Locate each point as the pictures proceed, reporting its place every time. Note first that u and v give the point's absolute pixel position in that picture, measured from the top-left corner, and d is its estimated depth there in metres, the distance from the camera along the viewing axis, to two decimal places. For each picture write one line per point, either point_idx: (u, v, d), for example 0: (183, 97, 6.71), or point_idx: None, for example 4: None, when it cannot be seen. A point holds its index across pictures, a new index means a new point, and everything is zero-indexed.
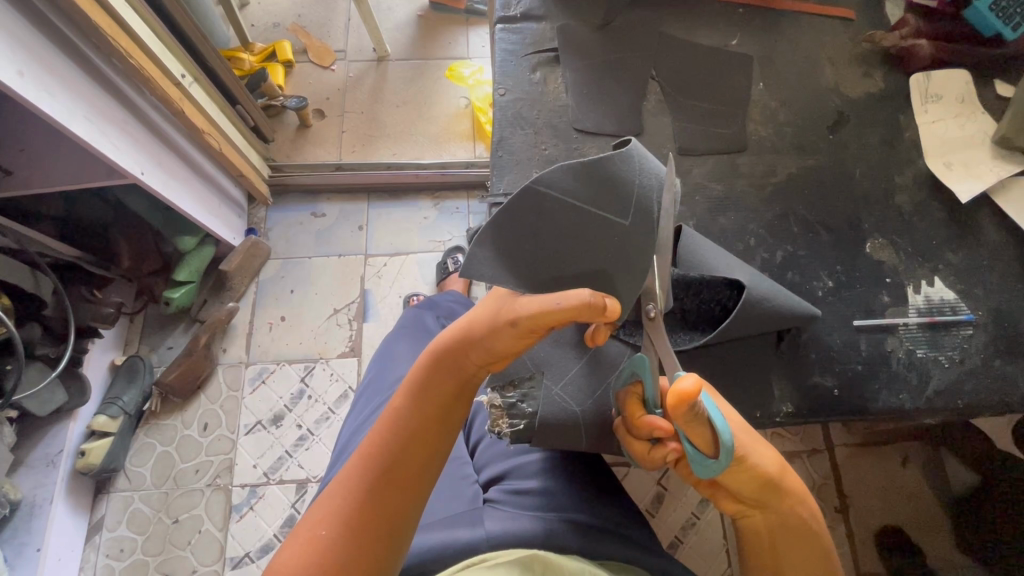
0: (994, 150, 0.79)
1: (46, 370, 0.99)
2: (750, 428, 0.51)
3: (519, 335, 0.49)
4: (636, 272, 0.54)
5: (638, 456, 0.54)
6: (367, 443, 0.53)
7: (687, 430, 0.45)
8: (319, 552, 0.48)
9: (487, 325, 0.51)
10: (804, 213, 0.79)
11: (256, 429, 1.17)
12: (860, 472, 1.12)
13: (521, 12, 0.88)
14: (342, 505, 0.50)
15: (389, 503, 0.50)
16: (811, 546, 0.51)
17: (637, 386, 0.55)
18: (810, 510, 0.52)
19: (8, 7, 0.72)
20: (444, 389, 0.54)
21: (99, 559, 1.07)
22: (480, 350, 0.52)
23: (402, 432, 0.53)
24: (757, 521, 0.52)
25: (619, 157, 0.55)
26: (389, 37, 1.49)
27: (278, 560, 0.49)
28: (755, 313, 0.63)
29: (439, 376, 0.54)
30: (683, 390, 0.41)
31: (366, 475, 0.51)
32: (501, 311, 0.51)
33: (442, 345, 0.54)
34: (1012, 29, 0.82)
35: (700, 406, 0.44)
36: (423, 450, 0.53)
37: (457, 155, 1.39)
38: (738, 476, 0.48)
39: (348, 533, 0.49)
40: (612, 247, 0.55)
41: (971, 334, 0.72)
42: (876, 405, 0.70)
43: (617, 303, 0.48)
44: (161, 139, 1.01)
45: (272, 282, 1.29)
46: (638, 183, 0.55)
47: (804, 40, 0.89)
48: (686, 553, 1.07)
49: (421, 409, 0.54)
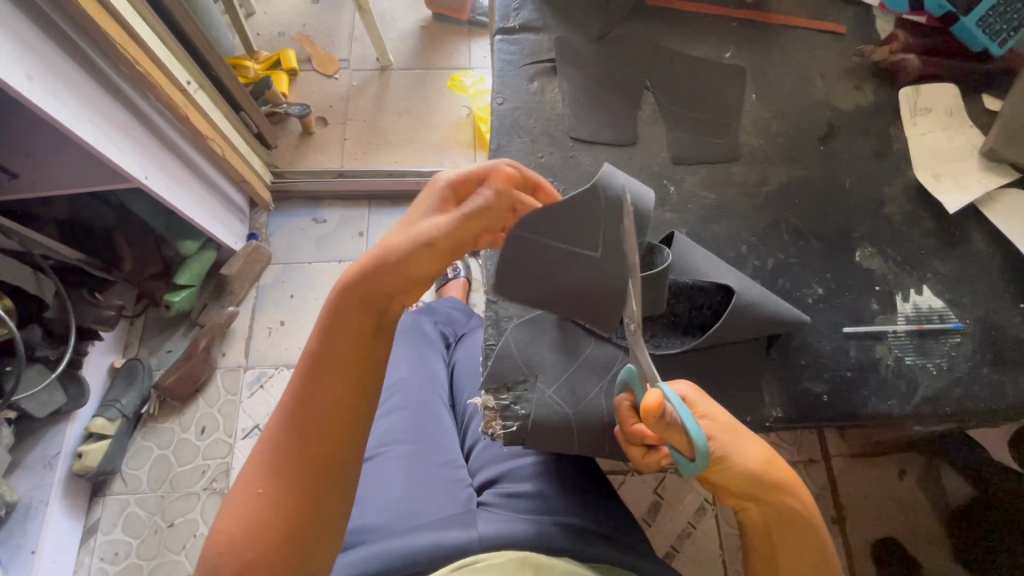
0: (982, 163, 0.80)
1: (45, 371, 1.01)
2: (736, 427, 0.51)
3: (441, 248, 0.55)
4: (613, 297, 0.57)
5: (635, 459, 0.57)
6: (287, 398, 0.53)
7: (664, 434, 0.48)
8: (263, 507, 0.50)
9: (399, 249, 0.54)
10: (795, 222, 0.80)
11: (254, 433, 1.18)
12: (856, 483, 1.13)
13: (520, 23, 0.90)
14: (274, 458, 0.51)
15: (324, 442, 0.52)
16: (807, 533, 0.52)
17: (630, 394, 0.57)
18: (802, 499, 0.52)
19: (17, 13, 0.74)
20: (361, 319, 0.55)
21: (93, 562, 1.07)
22: (394, 274, 0.55)
23: (317, 371, 0.53)
24: (754, 513, 0.53)
25: (582, 194, 0.54)
26: (393, 46, 1.52)
27: (221, 522, 0.50)
28: (745, 317, 0.64)
29: (355, 311, 0.55)
30: (648, 403, 0.45)
31: (293, 421, 0.52)
32: (417, 233, 0.55)
33: (356, 278, 0.55)
34: (998, 45, 0.83)
35: (671, 416, 0.46)
36: (352, 387, 0.54)
37: (457, 163, 1.40)
38: (723, 473, 0.50)
39: (285, 481, 0.51)
40: (590, 277, 0.57)
41: (959, 342, 0.73)
42: (865, 411, 0.71)
43: (504, 167, 0.58)
44: (166, 145, 1.03)
45: (272, 286, 1.31)
46: (604, 220, 0.55)
47: (794, 53, 0.90)
48: (682, 562, 1.07)
49: (338, 343, 0.54)
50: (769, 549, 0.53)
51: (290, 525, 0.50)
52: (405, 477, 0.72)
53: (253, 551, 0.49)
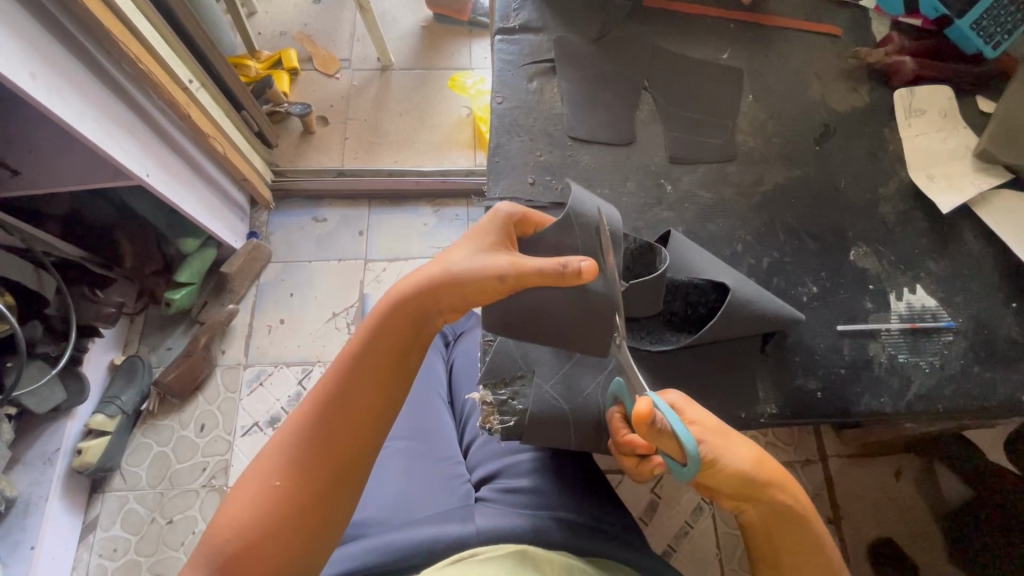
0: (975, 164, 0.81)
1: (46, 368, 1.02)
2: (723, 428, 0.52)
3: (505, 288, 0.56)
4: (601, 324, 0.60)
5: (629, 471, 0.57)
6: (314, 398, 0.56)
7: (656, 443, 0.49)
8: (275, 498, 0.52)
9: (468, 278, 0.55)
10: (790, 221, 0.81)
11: (253, 430, 1.19)
12: (852, 483, 1.14)
13: (520, 24, 0.90)
14: (292, 453, 0.54)
15: (344, 444, 0.55)
16: (803, 527, 0.53)
17: (621, 406, 0.59)
18: (794, 494, 0.53)
19: (24, 12, 0.75)
20: (404, 335, 0.58)
21: (92, 558, 1.08)
22: (454, 296, 0.57)
23: (348, 376, 0.57)
24: (751, 513, 0.54)
25: (557, 224, 0.60)
26: (394, 47, 1.53)
27: (230, 507, 0.52)
28: (741, 315, 0.66)
29: (400, 325, 0.58)
30: (640, 412, 0.46)
31: (317, 419, 0.55)
32: (491, 268, 0.55)
33: (413, 292, 0.57)
34: (992, 48, 0.83)
35: (663, 424, 0.47)
36: (377, 396, 0.57)
37: (457, 163, 1.41)
38: (716, 478, 0.50)
39: (299, 478, 0.53)
40: (579, 308, 0.60)
41: (951, 341, 0.74)
42: (858, 408, 0.71)
43: (593, 263, 0.53)
44: (168, 143, 1.04)
45: (273, 285, 1.31)
46: (581, 245, 0.60)
47: (791, 54, 0.91)
48: (679, 561, 1.08)
49: (376, 353, 0.57)
50: (771, 547, 0.54)
51: (295, 519, 0.52)
52: (404, 473, 0.73)
53: (258, 539, 0.51)
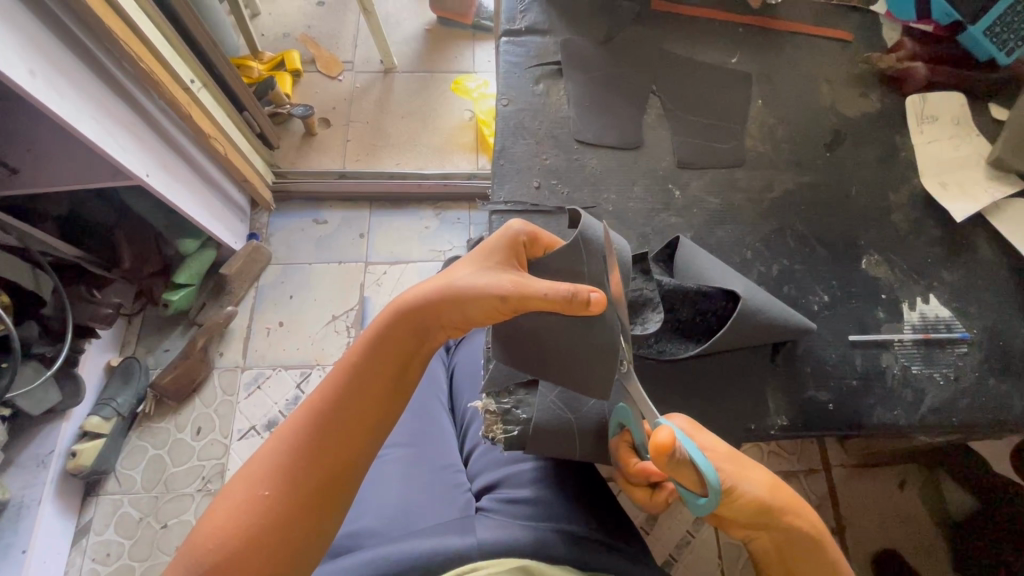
0: (989, 173, 0.80)
1: (41, 369, 1.00)
2: (736, 454, 0.50)
3: (507, 309, 0.53)
4: (605, 356, 0.56)
5: (640, 497, 0.57)
6: (309, 407, 0.55)
7: (673, 473, 0.47)
8: (260, 510, 0.50)
9: (473, 295, 0.54)
10: (800, 228, 0.79)
11: (251, 434, 1.17)
12: (857, 494, 1.12)
13: (526, 26, 0.89)
14: (282, 463, 0.52)
15: (337, 458, 0.53)
16: (820, 557, 0.51)
17: (626, 434, 0.58)
18: (810, 522, 0.51)
19: (25, 9, 0.74)
20: (405, 348, 0.57)
21: (85, 563, 1.06)
22: (456, 313, 0.55)
23: (346, 388, 0.55)
24: (765, 542, 0.52)
25: (565, 248, 0.58)
26: (397, 49, 1.52)
27: (213, 516, 0.50)
28: (751, 324, 0.64)
29: (402, 338, 0.57)
30: (659, 442, 0.44)
31: (310, 430, 0.53)
32: (495, 287, 0.53)
33: (416, 306, 0.56)
34: (1006, 54, 0.82)
35: (682, 455, 0.45)
36: (374, 410, 0.55)
37: (460, 166, 1.40)
38: (732, 507, 0.48)
39: (290, 490, 0.51)
40: (582, 340, 0.57)
41: (965, 352, 0.73)
42: (870, 420, 0.70)
43: (602, 296, 0.51)
44: (168, 144, 1.03)
45: (272, 287, 1.30)
46: (587, 270, 0.57)
47: (801, 60, 0.90)
48: (680, 571, 1.06)
49: (375, 364, 0.56)
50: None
51: (280, 535, 0.50)
52: (404, 480, 0.71)
53: (239, 552, 0.48)
